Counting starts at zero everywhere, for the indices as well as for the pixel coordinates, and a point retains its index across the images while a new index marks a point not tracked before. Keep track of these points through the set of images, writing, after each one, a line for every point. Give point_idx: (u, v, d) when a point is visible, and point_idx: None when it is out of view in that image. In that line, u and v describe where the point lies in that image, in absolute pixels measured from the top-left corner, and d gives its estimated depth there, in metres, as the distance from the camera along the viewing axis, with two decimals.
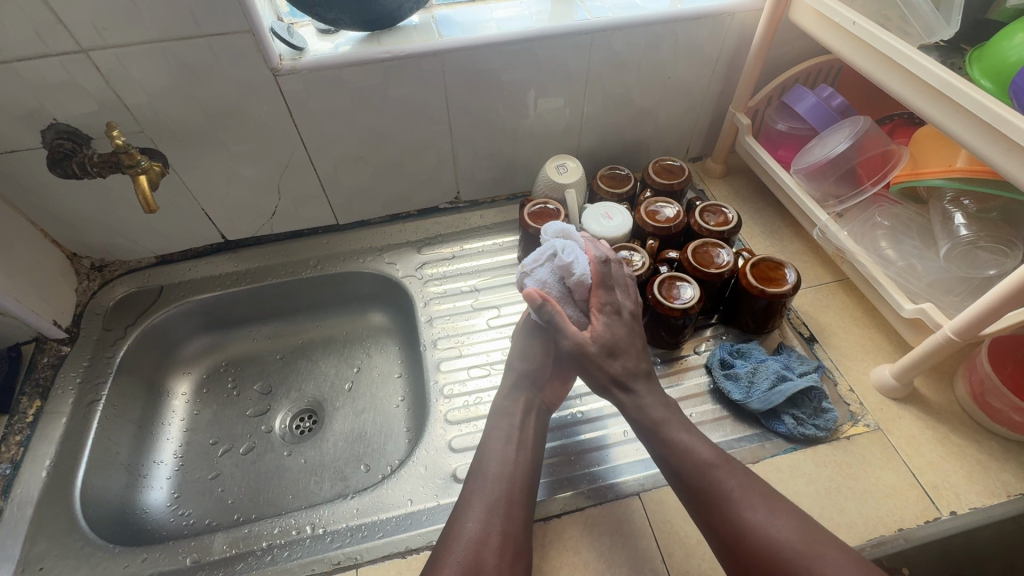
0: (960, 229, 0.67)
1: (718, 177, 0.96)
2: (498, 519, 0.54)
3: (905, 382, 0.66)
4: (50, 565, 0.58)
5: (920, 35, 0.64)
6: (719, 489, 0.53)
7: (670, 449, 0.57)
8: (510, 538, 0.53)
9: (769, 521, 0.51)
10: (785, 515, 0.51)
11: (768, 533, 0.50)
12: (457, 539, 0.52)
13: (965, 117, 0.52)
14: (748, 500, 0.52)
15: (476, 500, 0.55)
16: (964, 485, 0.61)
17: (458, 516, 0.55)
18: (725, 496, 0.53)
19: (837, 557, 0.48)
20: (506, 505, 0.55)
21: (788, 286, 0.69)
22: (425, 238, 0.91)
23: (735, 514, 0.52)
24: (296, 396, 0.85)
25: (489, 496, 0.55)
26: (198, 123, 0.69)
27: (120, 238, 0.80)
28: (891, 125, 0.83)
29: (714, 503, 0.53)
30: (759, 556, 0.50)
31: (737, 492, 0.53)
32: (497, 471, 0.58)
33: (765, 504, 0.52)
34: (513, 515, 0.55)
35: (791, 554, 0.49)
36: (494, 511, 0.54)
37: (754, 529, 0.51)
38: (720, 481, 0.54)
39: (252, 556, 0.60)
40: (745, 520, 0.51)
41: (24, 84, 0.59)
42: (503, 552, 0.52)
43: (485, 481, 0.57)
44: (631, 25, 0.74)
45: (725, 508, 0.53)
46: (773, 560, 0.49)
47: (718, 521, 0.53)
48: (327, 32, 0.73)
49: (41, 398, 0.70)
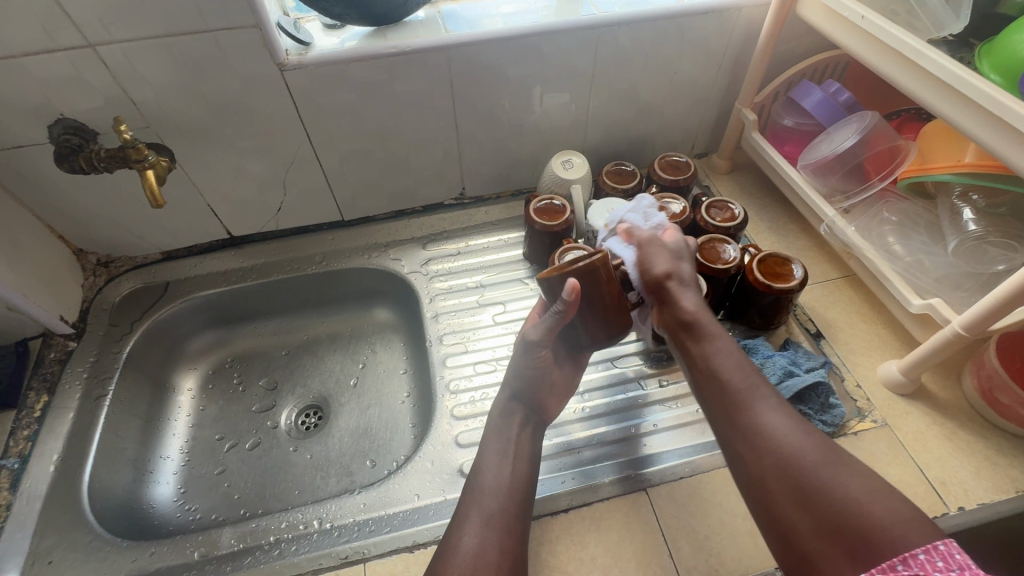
0: (970, 224, 0.67)
1: (724, 173, 0.96)
2: (497, 532, 0.53)
3: (913, 378, 0.66)
4: (59, 559, 0.59)
5: (928, 30, 0.64)
6: (747, 394, 0.53)
7: (705, 358, 0.58)
8: (508, 551, 0.52)
9: (791, 430, 0.50)
10: (810, 427, 0.50)
11: (788, 441, 0.49)
12: (454, 554, 0.51)
13: (975, 111, 0.52)
14: (776, 408, 0.52)
15: (472, 513, 0.55)
16: (971, 481, 0.61)
17: (454, 530, 0.54)
18: (747, 402, 0.53)
19: (860, 468, 0.47)
20: (503, 517, 0.54)
21: (795, 282, 0.69)
22: (430, 234, 0.91)
23: (756, 416, 0.52)
24: (302, 391, 0.85)
25: (493, 497, 0.55)
26: (205, 118, 0.69)
27: (127, 233, 0.80)
28: (898, 120, 0.83)
29: (738, 407, 0.53)
30: (775, 456, 0.49)
31: (765, 400, 0.53)
32: (494, 483, 0.57)
33: (792, 417, 0.51)
34: (511, 528, 0.54)
35: (809, 458, 0.48)
36: (492, 522, 0.54)
37: (773, 432, 0.50)
38: (749, 389, 0.54)
39: (259, 551, 0.60)
40: (766, 422, 0.51)
41: (31, 78, 0.59)
42: (500, 564, 0.51)
43: (479, 495, 0.56)
44: (638, 20, 0.74)
45: (748, 411, 0.52)
46: (788, 461, 0.48)
47: (739, 424, 0.52)
48: (333, 27, 0.73)
49: (48, 393, 0.71)
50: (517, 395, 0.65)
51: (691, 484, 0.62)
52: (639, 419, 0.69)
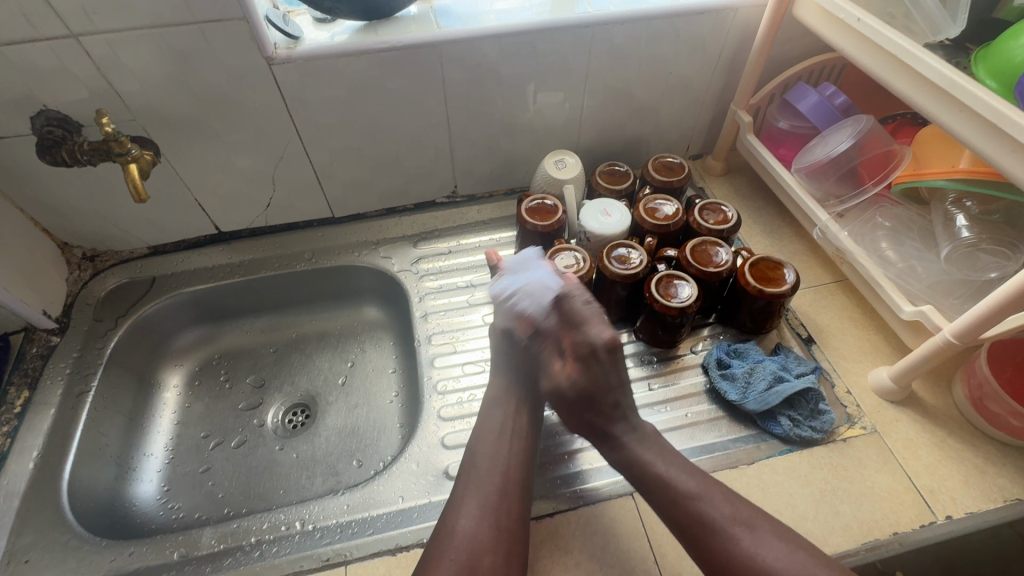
0: (963, 230, 0.66)
1: (718, 175, 0.95)
2: (495, 516, 0.53)
3: (902, 386, 0.66)
4: (36, 558, 0.58)
5: (925, 33, 0.63)
6: (701, 518, 0.52)
7: (649, 479, 0.56)
8: (505, 533, 0.52)
9: (760, 551, 0.50)
10: (774, 538, 0.50)
11: (762, 562, 0.49)
12: (451, 536, 0.52)
13: (971, 119, 0.51)
14: (734, 530, 0.51)
15: (469, 496, 0.55)
16: (960, 490, 0.60)
17: (451, 513, 0.54)
18: (709, 526, 0.52)
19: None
20: (499, 499, 0.54)
21: (787, 286, 0.68)
22: (421, 232, 0.90)
23: (721, 543, 0.51)
24: (289, 389, 0.84)
25: (484, 491, 0.55)
26: (191, 112, 0.68)
27: (112, 227, 0.79)
28: (894, 124, 0.82)
29: (698, 530, 0.52)
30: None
31: (721, 517, 0.52)
32: (489, 466, 0.57)
33: (753, 530, 0.51)
34: (508, 510, 0.54)
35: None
36: (488, 508, 0.54)
37: (743, 554, 0.50)
38: (702, 510, 0.53)
39: (240, 552, 0.59)
40: (733, 547, 0.50)
41: (12, 68, 0.58)
42: (497, 545, 0.51)
43: (477, 476, 0.57)
44: (633, 19, 0.73)
45: (709, 539, 0.51)
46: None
47: (705, 555, 0.51)
48: (324, 20, 0.72)
49: (29, 388, 0.70)
50: (504, 396, 0.64)
51: None
52: None
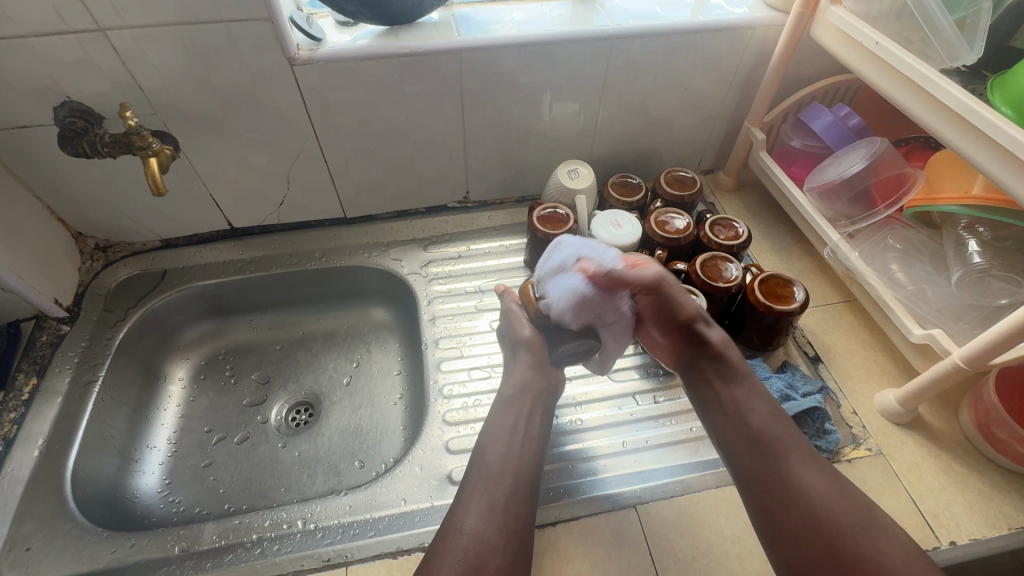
0: (975, 256, 0.66)
1: (729, 191, 0.96)
2: (502, 516, 0.53)
3: (909, 408, 0.66)
4: (37, 546, 0.58)
5: (942, 60, 0.61)
6: (786, 445, 0.57)
7: (740, 399, 0.61)
8: (511, 534, 0.53)
9: (827, 488, 0.53)
10: (837, 482, 0.54)
11: (821, 492, 0.53)
12: (458, 534, 0.52)
13: (985, 146, 0.51)
14: (811, 463, 0.55)
15: (477, 494, 0.55)
16: (964, 516, 0.60)
17: (459, 511, 0.54)
18: (788, 455, 0.56)
19: (883, 528, 0.50)
20: (510, 503, 0.55)
21: (796, 304, 0.68)
22: (432, 235, 0.90)
23: (790, 472, 0.55)
24: (294, 387, 0.84)
25: (493, 493, 0.55)
26: (212, 109, 0.69)
27: (126, 219, 0.80)
28: (907, 147, 0.82)
29: (774, 454, 0.56)
30: (805, 505, 0.52)
31: (800, 452, 0.56)
32: (500, 464, 0.58)
33: (823, 470, 0.55)
34: (516, 511, 0.54)
35: (840, 514, 0.51)
36: (496, 508, 0.54)
37: (811, 487, 0.53)
38: (786, 439, 0.57)
39: (241, 548, 0.59)
40: (804, 479, 0.54)
41: (38, 59, 0.59)
42: (501, 547, 0.51)
43: (487, 474, 0.57)
44: (651, 34, 0.73)
45: (783, 461, 0.56)
46: (823, 517, 0.51)
47: (773, 471, 0.55)
48: (346, 24, 0.72)
49: (37, 376, 0.70)
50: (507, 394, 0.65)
51: (681, 503, 0.61)
52: (632, 435, 0.68)
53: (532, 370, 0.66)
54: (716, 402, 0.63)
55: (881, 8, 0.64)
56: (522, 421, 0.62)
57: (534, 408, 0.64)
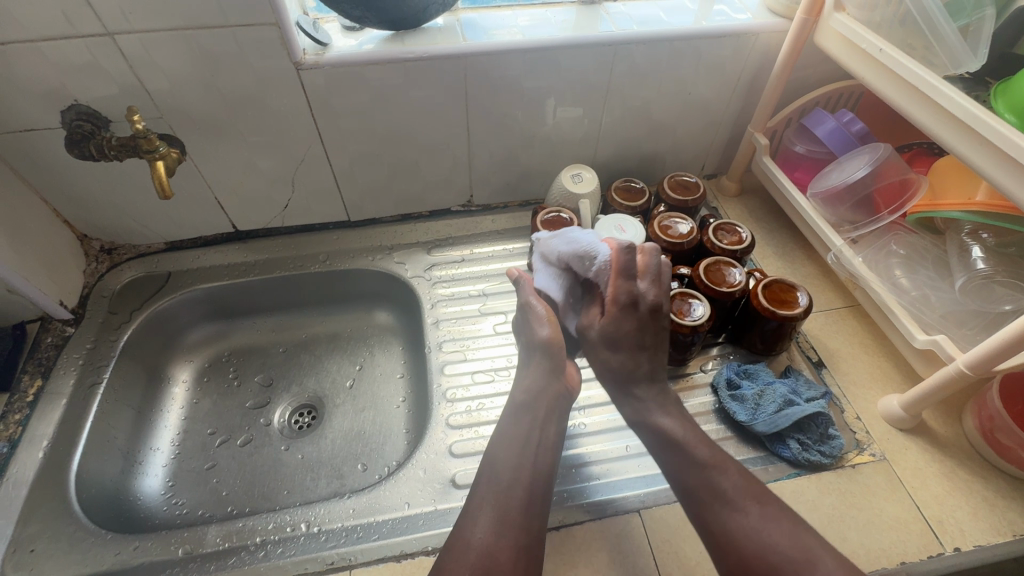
0: (978, 262, 0.66)
1: (732, 196, 0.96)
2: (513, 532, 0.53)
3: (913, 414, 0.66)
4: (41, 548, 0.58)
5: (945, 67, 0.61)
6: (710, 487, 0.53)
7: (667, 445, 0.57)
8: (523, 551, 0.52)
9: (761, 527, 0.50)
10: (769, 515, 0.51)
11: (754, 534, 0.50)
12: (468, 547, 0.51)
13: (989, 152, 0.51)
14: (738, 505, 0.52)
15: (487, 507, 0.55)
16: (968, 522, 0.60)
17: (468, 524, 0.54)
18: (711, 500, 0.53)
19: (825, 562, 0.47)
20: (522, 517, 0.54)
21: (800, 309, 0.68)
22: (436, 239, 0.91)
23: (719, 521, 0.52)
24: (298, 390, 0.85)
25: (504, 505, 0.55)
26: (218, 113, 0.69)
27: (131, 222, 0.80)
28: (910, 153, 0.82)
29: (703, 501, 0.53)
30: (742, 555, 0.49)
31: (729, 491, 0.53)
32: (511, 476, 0.57)
33: (756, 506, 0.52)
34: (528, 526, 0.54)
35: (780, 558, 0.48)
36: (507, 522, 0.53)
37: (744, 529, 0.50)
38: (711, 479, 0.54)
39: (244, 551, 0.59)
40: (735, 525, 0.51)
41: (46, 63, 0.59)
42: (513, 563, 0.51)
43: (498, 487, 0.56)
44: (655, 39, 0.74)
45: (712, 507, 0.53)
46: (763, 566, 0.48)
47: (705, 521, 0.53)
48: (352, 28, 0.73)
49: (41, 377, 0.70)
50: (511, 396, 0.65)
51: (685, 508, 0.61)
52: (635, 439, 0.68)
53: (548, 376, 0.66)
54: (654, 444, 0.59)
55: (884, 15, 0.64)
56: (536, 432, 0.62)
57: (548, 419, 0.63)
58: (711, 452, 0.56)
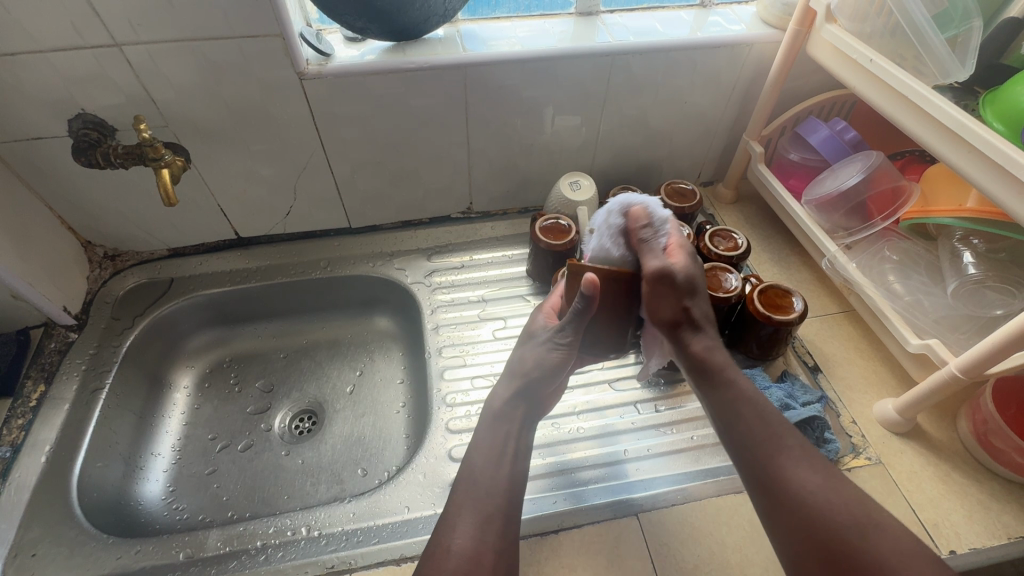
0: (969, 267, 0.67)
1: (728, 203, 0.98)
2: (491, 535, 0.54)
3: (908, 418, 0.66)
4: (43, 552, 0.58)
5: (935, 76, 0.62)
6: (777, 442, 0.53)
7: (728, 398, 0.58)
8: (502, 553, 0.53)
9: (825, 487, 0.50)
10: (832, 475, 0.51)
11: (820, 495, 0.49)
12: (448, 553, 0.52)
13: (977, 160, 0.53)
14: (806, 463, 0.52)
15: (465, 511, 0.55)
16: (963, 524, 0.61)
17: (447, 528, 0.54)
18: (780, 452, 0.53)
19: (887, 526, 0.47)
20: (501, 520, 0.55)
21: (795, 314, 0.69)
22: (435, 245, 0.92)
23: (785, 472, 0.52)
24: (298, 396, 0.85)
25: (480, 506, 0.56)
26: (222, 122, 0.70)
27: (135, 229, 0.81)
28: (902, 161, 0.84)
29: (767, 454, 0.53)
30: (806, 508, 0.49)
31: (797, 452, 0.53)
32: (483, 479, 0.58)
33: (822, 470, 0.51)
34: (505, 529, 0.55)
35: (844, 519, 0.48)
36: (488, 526, 0.54)
37: (806, 486, 0.50)
38: (781, 437, 0.54)
39: (245, 555, 0.60)
40: (798, 479, 0.51)
41: (55, 73, 0.61)
42: (494, 564, 0.52)
43: (472, 492, 0.57)
44: (651, 50, 0.75)
45: (777, 461, 0.52)
46: (824, 522, 0.48)
47: (765, 472, 0.53)
48: (354, 39, 0.74)
49: (44, 383, 0.71)
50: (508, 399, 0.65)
51: (683, 511, 0.62)
52: (633, 443, 0.69)
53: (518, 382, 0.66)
54: (709, 394, 0.60)
55: (875, 26, 0.66)
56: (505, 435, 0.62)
57: (523, 426, 0.64)
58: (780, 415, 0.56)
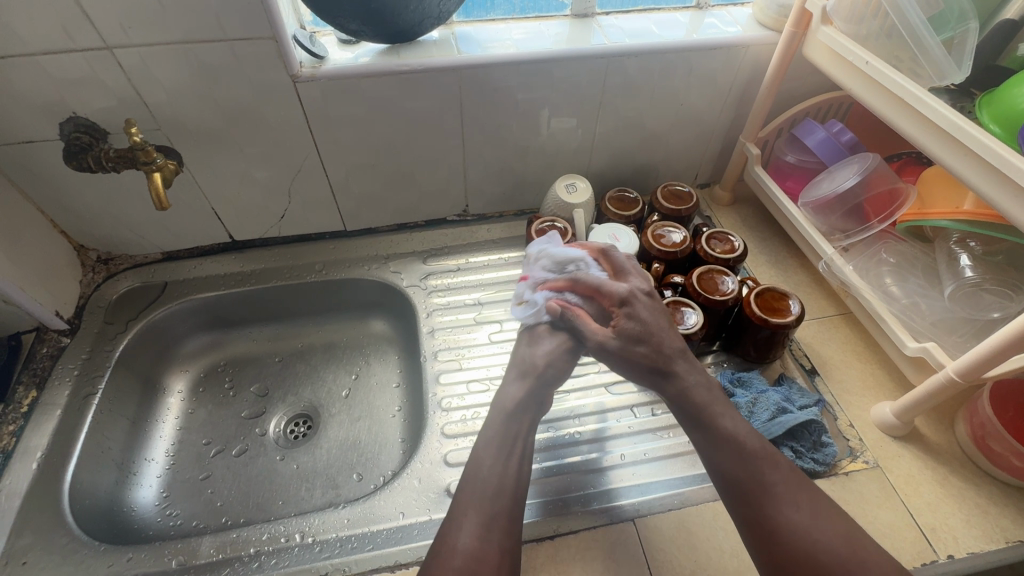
0: (966, 270, 0.67)
1: (725, 205, 0.97)
2: (496, 535, 0.54)
3: (905, 421, 0.66)
4: (34, 560, 0.58)
5: (931, 77, 0.61)
6: (762, 483, 0.54)
7: (712, 437, 0.58)
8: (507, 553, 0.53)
9: (814, 525, 0.51)
10: (817, 511, 0.52)
11: (810, 535, 0.51)
12: (453, 554, 0.52)
13: (975, 163, 0.52)
14: (793, 500, 0.53)
15: (460, 517, 0.55)
16: (961, 528, 0.60)
17: (452, 528, 0.54)
18: (767, 492, 0.53)
19: (873, 563, 0.49)
20: (506, 519, 0.55)
21: (792, 317, 0.69)
22: (431, 248, 0.91)
23: (774, 514, 0.52)
24: (293, 400, 0.85)
25: (479, 508, 0.55)
26: (215, 124, 0.70)
27: (128, 233, 0.81)
28: (899, 162, 0.84)
29: (754, 495, 0.54)
30: (799, 551, 0.50)
31: (781, 488, 0.54)
32: (478, 484, 0.57)
33: (808, 506, 0.52)
34: (510, 529, 0.55)
35: (832, 559, 0.49)
36: (491, 526, 0.54)
37: (795, 528, 0.51)
38: (764, 475, 0.54)
39: (239, 562, 0.59)
40: (789, 521, 0.52)
41: (45, 76, 0.60)
42: (499, 564, 0.52)
43: (467, 499, 0.57)
44: (647, 52, 0.75)
45: (764, 503, 0.53)
46: (814, 567, 0.49)
47: (756, 515, 0.53)
48: (348, 42, 0.74)
49: (36, 389, 0.70)
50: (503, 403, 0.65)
51: (680, 516, 0.62)
52: (630, 447, 0.69)
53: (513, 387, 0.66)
54: (695, 430, 0.60)
55: (871, 28, 0.65)
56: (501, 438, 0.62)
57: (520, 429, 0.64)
58: (765, 445, 0.57)
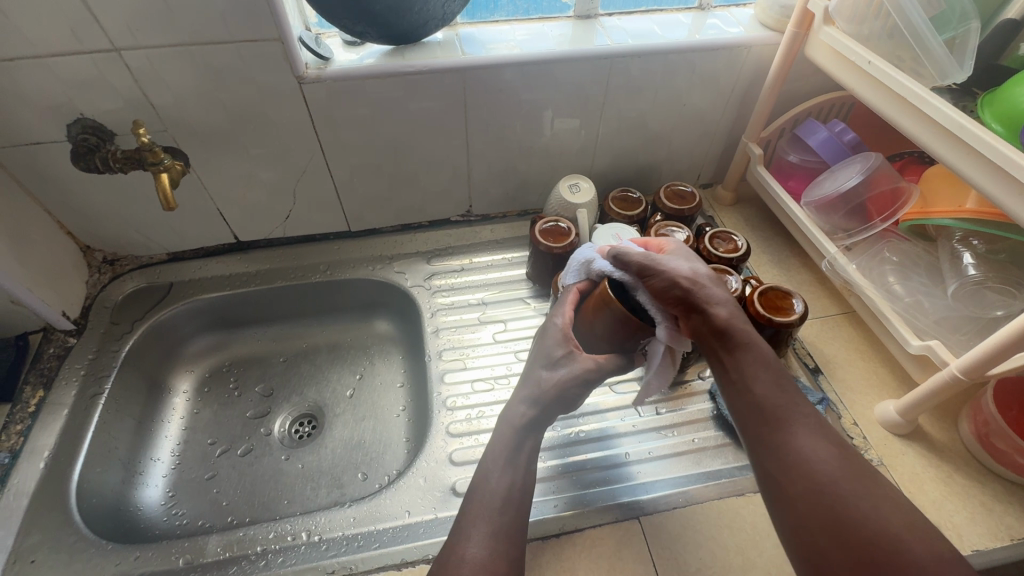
0: (969, 268, 0.67)
1: (728, 205, 0.98)
2: (502, 543, 0.53)
3: (909, 419, 0.66)
4: (41, 559, 0.58)
5: (933, 78, 0.62)
6: (785, 412, 0.51)
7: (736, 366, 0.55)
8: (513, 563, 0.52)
9: (830, 458, 0.48)
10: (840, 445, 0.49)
11: (826, 465, 0.47)
12: (462, 562, 0.51)
13: (978, 161, 0.53)
14: (815, 433, 0.49)
15: (465, 515, 0.55)
16: (965, 526, 0.60)
17: (460, 537, 0.54)
18: (788, 422, 0.51)
19: (890, 495, 0.46)
20: (514, 517, 0.55)
21: (795, 316, 0.69)
22: (435, 249, 0.92)
23: (791, 439, 0.50)
24: (298, 400, 0.85)
25: (484, 507, 0.56)
26: (222, 125, 0.70)
27: (134, 234, 0.81)
28: (901, 162, 0.84)
29: (774, 420, 0.51)
30: (811, 478, 0.47)
31: (804, 422, 0.50)
32: (484, 482, 0.58)
33: (830, 440, 0.49)
34: (516, 538, 0.54)
35: (841, 487, 0.46)
36: (497, 523, 0.54)
37: (808, 455, 0.48)
38: (788, 407, 0.51)
39: (245, 560, 0.59)
40: (805, 447, 0.49)
41: (54, 77, 0.61)
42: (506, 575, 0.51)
43: (473, 497, 0.57)
44: (650, 52, 0.75)
45: (786, 430, 0.50)
46: (821, 487, 0.46)
47: (775, 441, 0.50)
48: (353, 43, 0.74)
49: (43, 389, 0.70)
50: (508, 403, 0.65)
51: (685, 514, 0.62)
52: (634, 446, 0.69)
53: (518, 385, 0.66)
54: (717, 364, 0.57)
55: (873, 29, 0.66)
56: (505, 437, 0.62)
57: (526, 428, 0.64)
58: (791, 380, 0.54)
